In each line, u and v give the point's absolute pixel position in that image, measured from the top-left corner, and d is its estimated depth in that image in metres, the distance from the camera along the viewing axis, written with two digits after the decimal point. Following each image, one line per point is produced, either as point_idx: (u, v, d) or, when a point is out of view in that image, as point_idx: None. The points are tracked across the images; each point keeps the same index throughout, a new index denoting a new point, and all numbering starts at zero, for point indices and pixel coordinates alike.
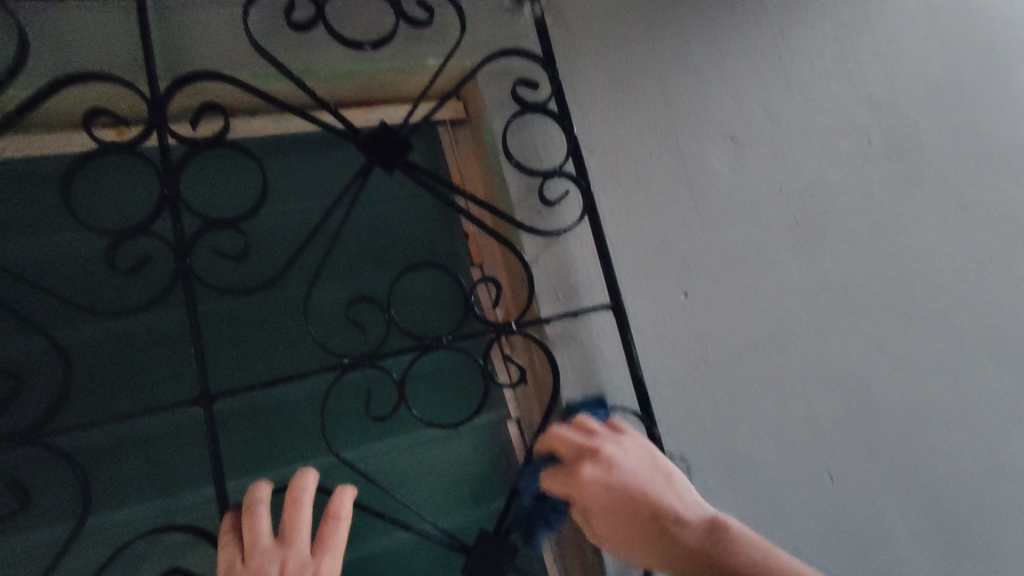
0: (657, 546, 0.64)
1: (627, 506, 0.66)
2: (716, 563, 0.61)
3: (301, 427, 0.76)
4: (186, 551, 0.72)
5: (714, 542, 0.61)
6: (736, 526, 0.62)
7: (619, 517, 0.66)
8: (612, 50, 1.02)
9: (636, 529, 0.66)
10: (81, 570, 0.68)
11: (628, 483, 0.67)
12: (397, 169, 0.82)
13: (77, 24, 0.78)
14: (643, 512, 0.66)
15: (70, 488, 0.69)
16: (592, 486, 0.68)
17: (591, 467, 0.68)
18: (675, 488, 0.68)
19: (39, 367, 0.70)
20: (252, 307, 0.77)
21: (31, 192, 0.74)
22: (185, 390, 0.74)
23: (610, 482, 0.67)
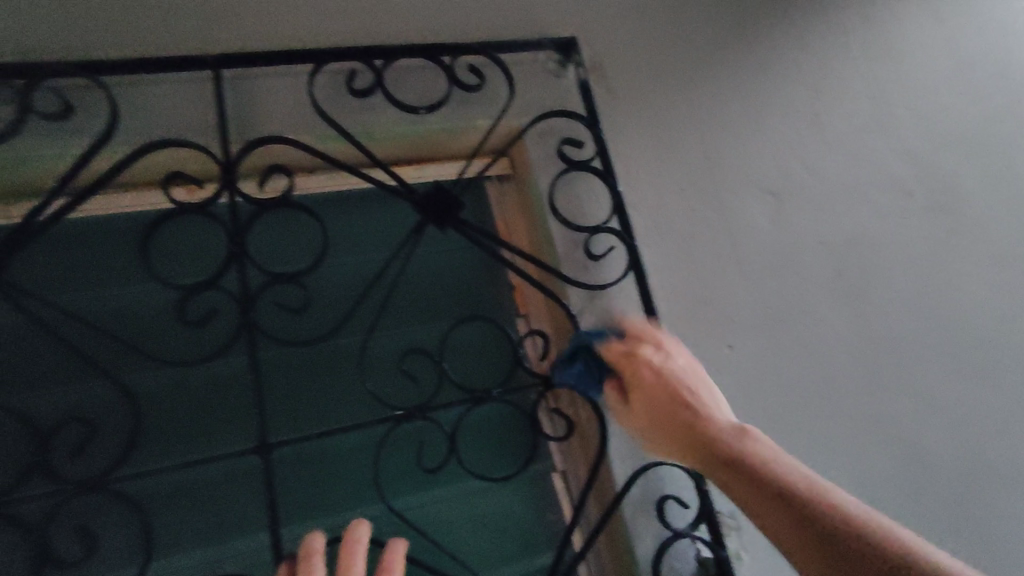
0: (677, 431, 0.68)
1: (667, 394, 0.70)
2: (729, 457, 0.62)
3: (353, 476, 0.77)
4: None
5: (740, 443, 0.62)
6: (762, 437, 0.63)
7: (657, 399, 0.70)
8: (653, 109, 1.06)
9: (666, 411, 0.69)
10: None
11: (676, 380, 0.70)
12: (449, 225, 0.85)
13: (162, 94, 0.84)
14: (678, 399, 0.69)
15: (133, 534, 0.71)
16: (643, 371, 0.72)
17: (645, 357, 0.73)
18: (717, 399, 0.69)
19: (111, 413, 0.73)
20: (309, 358, 0.80)
21: (112, 247, 0.80)
22: (243, 438, 0.76)
23: (659, 371, 0.71)
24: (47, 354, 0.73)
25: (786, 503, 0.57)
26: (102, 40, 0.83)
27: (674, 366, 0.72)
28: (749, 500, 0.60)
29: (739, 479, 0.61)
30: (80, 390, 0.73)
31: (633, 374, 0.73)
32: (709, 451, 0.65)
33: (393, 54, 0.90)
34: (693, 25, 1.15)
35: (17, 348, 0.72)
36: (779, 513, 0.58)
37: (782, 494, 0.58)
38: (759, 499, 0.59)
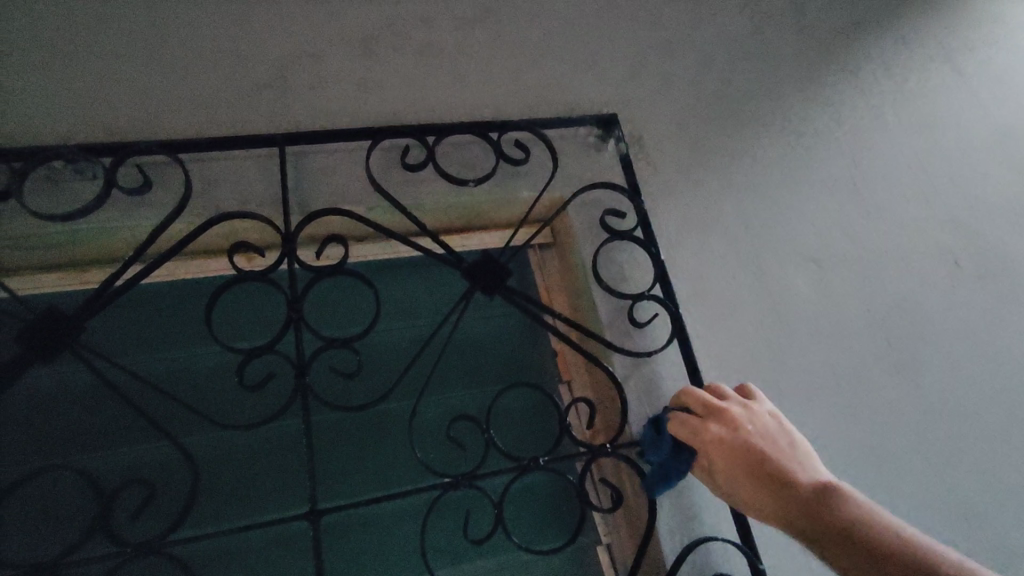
0: (761, 494, 0.69)
1: (743, 459, 0.70)
2: (821, 519, 0.63)
3: (400, 544, 0.77)
4: None
5: (827, 500, 0.64)
6: (856, 496, 0.64)
7: (739, 466, 0.70)
8: (693, 181, 1.09)
9: (745, 478, 0.70)
10: None
11: (757, 445, 0.71)
12: (497, 293, 0.87)
13: (231, 168, 0.90)
14: (762, 464, 0.69)
15: None
16: (719, 440, 0.72)
17: (718, 424, 0.73)
18: (799, 459, 0.70)
19: (169, 474, 0.76)
20: (360, 422, 0.81)
21: (177, 311, 0.84)
22: (293, 503, 0.76)
23: (736, 438, 0.72)
24: (116, 414, 0.77)
25: (880, 560, 0.58)
26: (183, 122, 0.90)
27: (753, 429, 0.72)
28: (856, 566, 0.59)
29: (840, 543, 0.61)
30: (143, 449, 0.76)
31: (706, 445, 0.73)
32: (798, 513, 0.65)
33: (445, 131, 0.95)
34: (728, 99, 1.19)
35: (91, 407, 0.77)
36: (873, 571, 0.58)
37: (897, 561, 0.57)
38: (867, 564, 0.59)
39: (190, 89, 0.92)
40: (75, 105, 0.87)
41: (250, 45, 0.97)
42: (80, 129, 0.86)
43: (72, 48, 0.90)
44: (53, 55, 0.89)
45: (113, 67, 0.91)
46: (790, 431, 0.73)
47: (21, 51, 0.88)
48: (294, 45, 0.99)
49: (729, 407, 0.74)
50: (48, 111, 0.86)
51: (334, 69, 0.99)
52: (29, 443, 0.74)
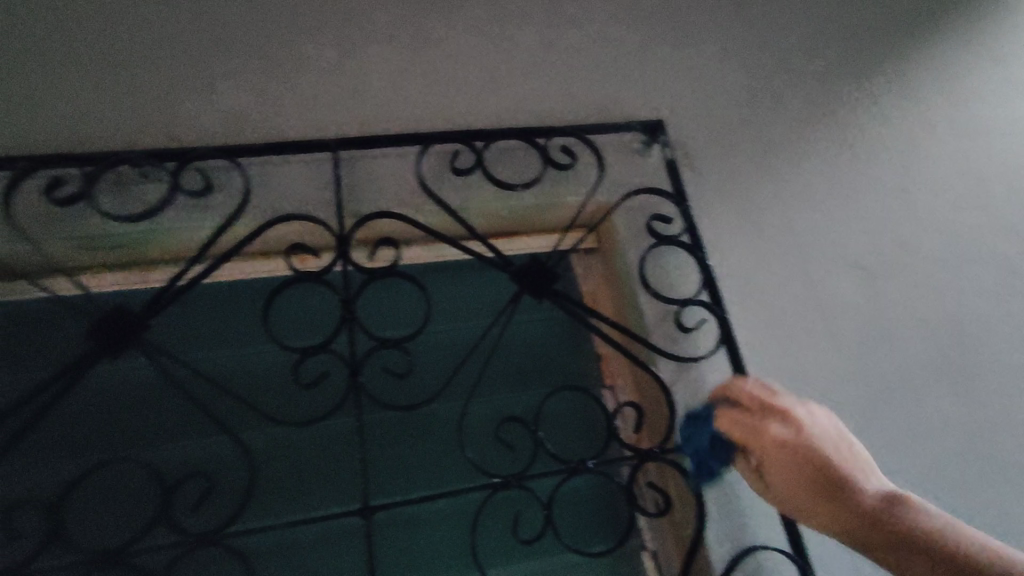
0: (822, 498, 0.67)
1: (803, 460, 0.68)
2: (887, 526, 0.61)
3: (450, 542, 0.77)
4: None
5: (894, 508, 0.62)
6: (926, 507, 0.61)
7: (798, 467, 0.68)
8: (738, 187, 1.09)
9: (806, 482, 0.68)
10: None
11: (815, 446, 0.68)
12: (545, 296, 0.88)
13: (286, 171, 0.93)
14: (823, 467, 0.67)
15: None
16: (773, 442, 0.71)
17: (777, 423, 0.71)
18: (862, 464, 0.67)
19: (225, 468, 0.77)
20: (410, 421, 0.82)
21: (236, 311, 0.87)
22: (345, 499, 0.78)
23: (796, 439, 0.70)
24: (176, 407, 0.79)
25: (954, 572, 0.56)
26: (241, 128, 0.93)
27: (808, 430, 0.70)
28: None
29: (905, 551, 0.60)
30: (202, 442, 0.78)
31: (763, 444, 0.71)
32: (863, 520, 0.63)
33: (494, 137, 0.96)
34: (773, 105, 1.18)
35: (151, 401, 0.79)
36: None
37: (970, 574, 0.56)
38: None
39: (248, 96, 0.95)
40: (143, 114, 0.91)
41: (306, 55, 1.00)
42: (147, 136, 0.90)
43: (138, 59, 0.94)
44: (123, 66, 0.93)
45: (177, 76, 0.94)
46: (844, 430, 0.70)
47: (93, 64, 0.93)
48: (346, 55, 1.02)
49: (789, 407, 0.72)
50: (116, 119, 0.90)
51: (385, 77, 1.01)
52: (95, 434, 0.76)
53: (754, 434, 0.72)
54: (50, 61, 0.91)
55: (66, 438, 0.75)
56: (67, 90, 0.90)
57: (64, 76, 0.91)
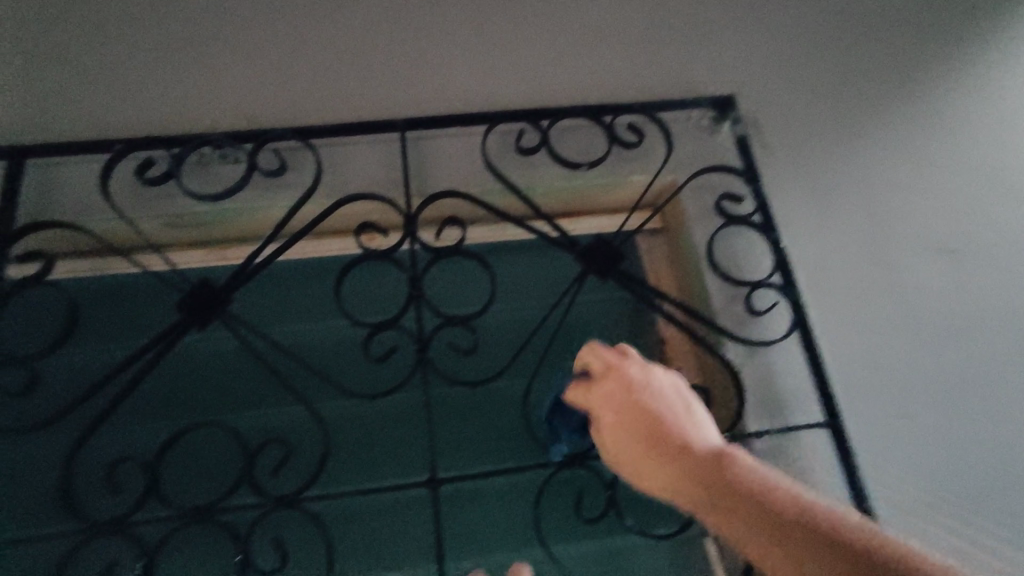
0: (650, 463, 0.52)
1: (631, 419, 0.54)
2: (719, 491, 0.47)
3: (513, 516, 0.79)
4: None
5: (723, 468, 0.48)
6: (757, 466, 0.48)
7: (625, 427, 0.54)
8: (812, 165, 1.03)
9: (633, 443, 0.53)
10: None
11: (641, 399, 0.54)
12: (610, 277, 0.87)
13: (355, 151, 0.95)
14: (650, 426, 0.52)
15: (316, 550, 0.75)
16: (604, 395, 0.56)
17: (606, 376, 0.56)
18: (696, 419, 0.53)
19: (302, 436, 0.81)
20: (475, 398, 0.84)
21: (308, 287, 0.90)
22: (411, 471, 0.80)
23: (622, 393, 0.55)
24: (256, 377, 0.83)
25: (793, 541, 0.43)
26: (313, 109, 0.96)
27: (648, 388, 0.55)
28: (763, 549, 0.45)
29: (739, 523, 0.46)
30: (280, 410, 0.82)
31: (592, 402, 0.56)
32: (693, 486, 0.49)
33: (559, 114, 0.95)
34: (851, 79, 1.11)
35: (234, 371, 0.83)
36: (782, 555, 0.44)
37: (811, 546, 0.42)
38: (772, 548, 0.44)
39: (318, 79, 0.98)
40: (221, 96, 0.95)
41: (372, 37, 1.02)
42: (226, 118, 0.94)
43: (218, 46, 0.98)
44: (203, 52, 0.98)
45: (252, 61, 0.98)
46: (684, 386, 0.56)
47: (176, 51, 0.97)
48: (411, 36, 1.02)
49: (618, 357, 0.57)
50: (199, 103, 0.94)
51: (449, 56, 1.02)
52: (186, 400, 0.81)
53: (595, 398, 0.57)
54: (139, 50, 0.97)
55: (160, 404, 0.81)
56: (154, 77, 0.95)
57: (151, 63, 0.96)
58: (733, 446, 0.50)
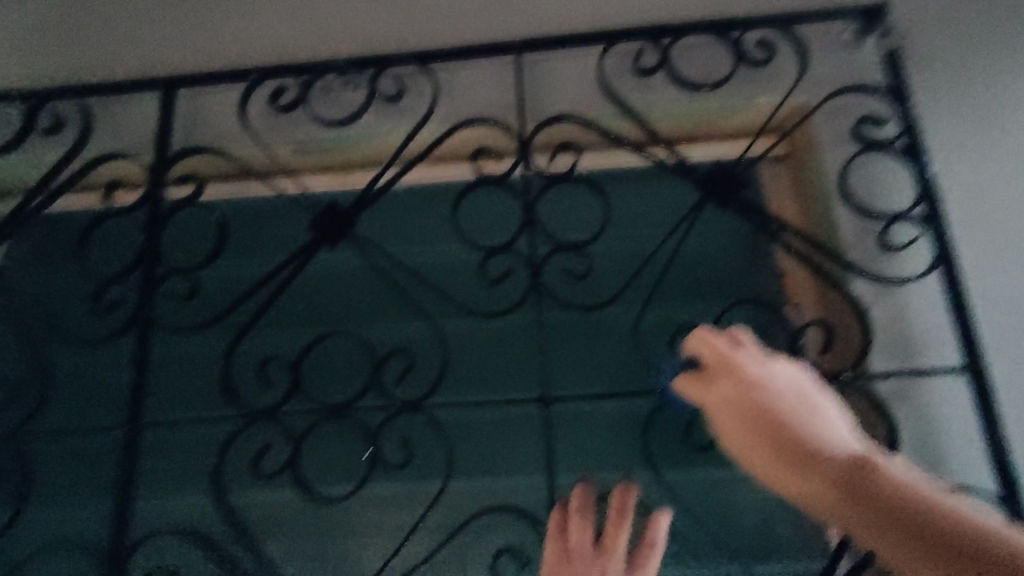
0: (780, 475, 0.42)
1: (755, 421, 0.44)
2: (868, 509, 0.37)
3: (621, 436, 0.81)
4: (523, 535, 0.75)
5: (876, 481, 0.37)
6: (924, 485, 0.37)
7: (747, 432, 0.44)
8: (974, 82, 0.91)
9: (758, 448, 0.43)
10: (439, 525, 0.77)
11: (764, 399, 0.45)
12: (732, 204, 0.84)
13: (471, 76, 0.95)
14: (778, 431, 0.43)
15: (438, 453, 0.80)
16: (723, 394, 0.47)
17: (725, 375, 0.48)
18: (836, 425, 0.43)
19: (423, 349, 0.85)
20: (587, 322, 0.86)
21: (427, 211, 0.93)
22: (525, 388, 0.84)
23: (743, 393, 0.46)
24: (382, 294, 0.89)
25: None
26: (431, 34, 0.96)
27: (761, 380, 0.46)
28: None
29: (905, 554, 0.35)
30: (403, 325, 0.87)
31: (712, 402, 0.48)
32: (840, 505, 0.38)
33: (682, 31, 0.90)
34: None
35: (363, 287, 0.89)
36: None
37: None
38: None
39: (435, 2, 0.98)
40: (344, 24, 0.98)
41: None
42: (349, 45, 0.97)
43: None
44: None
45: None
46: (815, 387, 0.46)
47: None
48: None
49: (737, 355, 0.49)
50: (324, 31, 0.97)
51: None
52: (322, 312, 0.88)
53: (702, 392, 0.49)
54: None
55: (298, 314, 0.88)
56: (284, 7, 0.99)
57: None
58: (889, 457, 0.39)
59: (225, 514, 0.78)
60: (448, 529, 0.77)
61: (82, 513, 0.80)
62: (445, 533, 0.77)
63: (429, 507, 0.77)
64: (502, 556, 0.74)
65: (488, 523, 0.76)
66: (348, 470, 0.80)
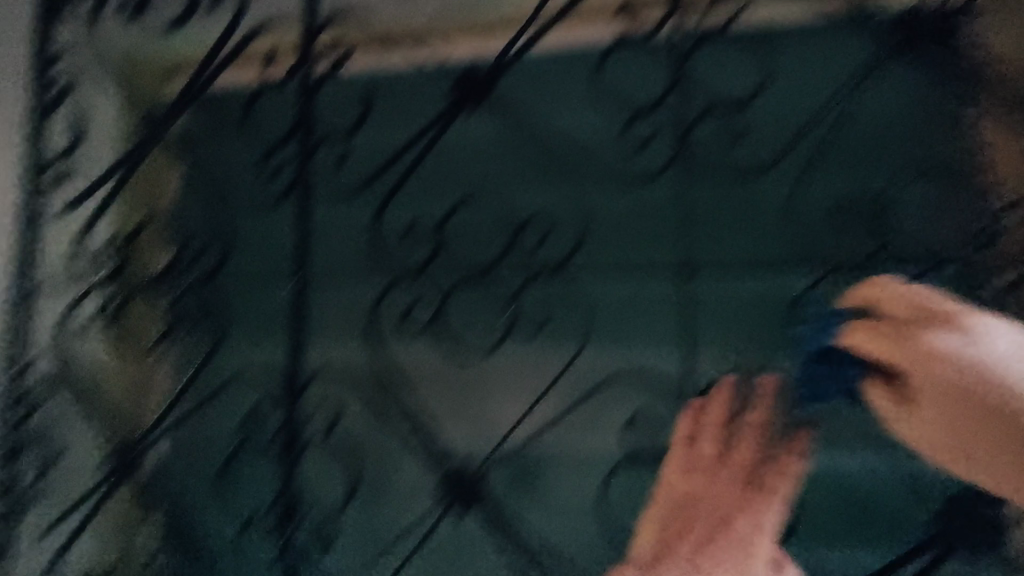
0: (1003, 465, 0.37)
1: (976, 403, 0.38)
2: None
3: (768, 317, 0.74)
4: (650, 412, 0.73)
5: None
6: None
7: (963, 413, 0.38)
8: None
9: (978, 435, 0.38)
10: (564, 395, 0.76)
11: (991, 375, 0.37)
12: (922, 56, 0.75)
13: None
14: (1009, 419, 0.36)
15: (566, 324, 0.77)
16: (928, 362, 0.40)
17: (936, 333, 0.40)
18: None
19: (552, 218, 0.80)
20: (736, 193, 0.77)
21: (558, 70, 0.82)
22: (662, 264, 0.78)
23: (964, 365, 0.39)
24: (506, 156, 0.81)
25: None
26: None
27: (974, 364, 0.38)
28: None
29: None
30: (530, 189, 0.80)
31: (912, 369, 0.41)
32: None
33: None
34: None
35: (484, 149, 0.82)
36: None
37: None
38: None
39: None
40: None
41: None
42: None
43: None
44: None
45: None
46: None
47: None
48: None
49: (950, 314, 0.41)
50: None
51: None
52: (438, 173, 0.81)
53: (906, 392, 0.42)
54: None
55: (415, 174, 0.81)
56: None
57: None
58: None
59: (345, 369, 0.77)
60: (585, 390, 0.76)
61: (254, 363, 0.79)
62: (570, 401, 0.75)
63: (568, 365, 0.77)
64: (629, 428, 0.73)
65: (622, 390, 0.75)
66: (489, 325, 0.78)
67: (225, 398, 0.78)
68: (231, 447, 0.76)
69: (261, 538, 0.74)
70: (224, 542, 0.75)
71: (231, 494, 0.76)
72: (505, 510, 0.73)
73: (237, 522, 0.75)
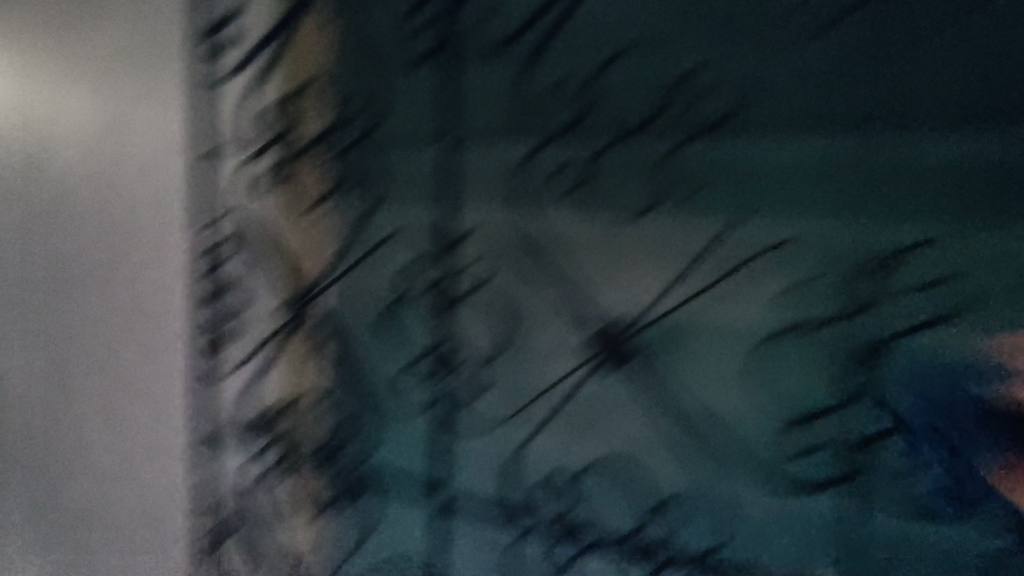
0: None
1: None
2: None
3: (984, 190, 0.57)
4: (805, 294, 0.64)
5: None
6: None
7: None
8: None
9: None
10: (705, 273, 0.68)
11: None
12: None
13: None
14: None
15: (713, 196, 0.67)
16: None
17: None
18: None
19: (706, 73, 0.67)
20: (965, 25, 0.58)
21: None
22: (844, 123, 0.62)
23: None
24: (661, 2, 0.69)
25: None
26: None
27: None
28: None
29: None
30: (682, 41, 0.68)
31: None
32: None
33: None
34: None
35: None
36: None
37: None
38: None
39: None
40: None
41: None
42: None
43: None
44: None
45: None
46: None
47: None
48: None
49: None
50: None
51: None
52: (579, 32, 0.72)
53: None
54: None
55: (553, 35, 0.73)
56: None
57: None
58: None
59: (481, 239, 0.77)
60: (743, 258, 0.66)
61: (418, 213, 0.79)
62: (711, 280, 0.68)
63: (734, 227, 0.66)
64: (781, 311, 0.65)
65: (783, 261, 0.65)
66: (645, 181, 0.70)
67: (392, 245, 0.79)
68: (396, 291, 0.78)
69: (419, 380, 0.77)
70: (392, 378, 0.78)
71: (398, 333, 0.78)
72: (634, 384, 0.70)
73: (400, 362, 0.78)
